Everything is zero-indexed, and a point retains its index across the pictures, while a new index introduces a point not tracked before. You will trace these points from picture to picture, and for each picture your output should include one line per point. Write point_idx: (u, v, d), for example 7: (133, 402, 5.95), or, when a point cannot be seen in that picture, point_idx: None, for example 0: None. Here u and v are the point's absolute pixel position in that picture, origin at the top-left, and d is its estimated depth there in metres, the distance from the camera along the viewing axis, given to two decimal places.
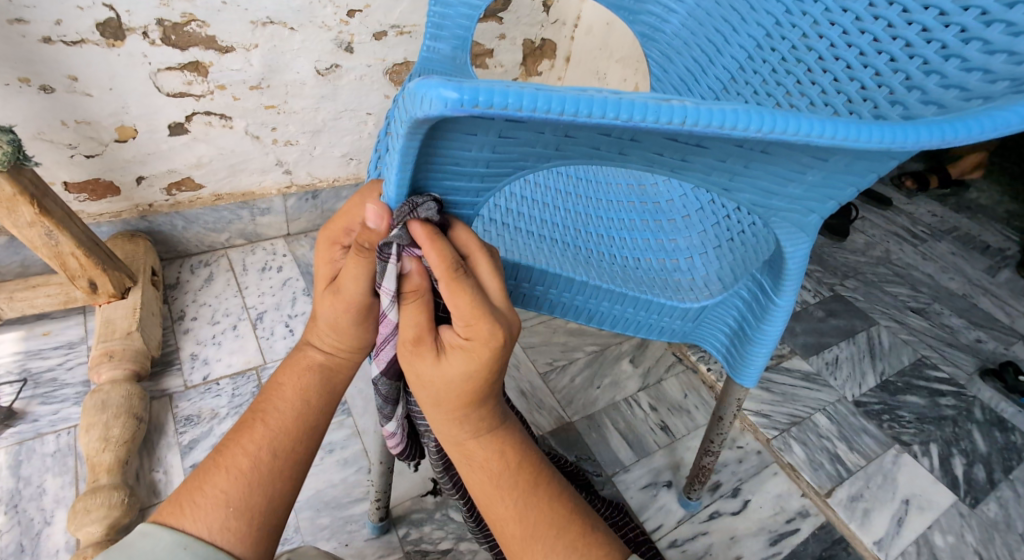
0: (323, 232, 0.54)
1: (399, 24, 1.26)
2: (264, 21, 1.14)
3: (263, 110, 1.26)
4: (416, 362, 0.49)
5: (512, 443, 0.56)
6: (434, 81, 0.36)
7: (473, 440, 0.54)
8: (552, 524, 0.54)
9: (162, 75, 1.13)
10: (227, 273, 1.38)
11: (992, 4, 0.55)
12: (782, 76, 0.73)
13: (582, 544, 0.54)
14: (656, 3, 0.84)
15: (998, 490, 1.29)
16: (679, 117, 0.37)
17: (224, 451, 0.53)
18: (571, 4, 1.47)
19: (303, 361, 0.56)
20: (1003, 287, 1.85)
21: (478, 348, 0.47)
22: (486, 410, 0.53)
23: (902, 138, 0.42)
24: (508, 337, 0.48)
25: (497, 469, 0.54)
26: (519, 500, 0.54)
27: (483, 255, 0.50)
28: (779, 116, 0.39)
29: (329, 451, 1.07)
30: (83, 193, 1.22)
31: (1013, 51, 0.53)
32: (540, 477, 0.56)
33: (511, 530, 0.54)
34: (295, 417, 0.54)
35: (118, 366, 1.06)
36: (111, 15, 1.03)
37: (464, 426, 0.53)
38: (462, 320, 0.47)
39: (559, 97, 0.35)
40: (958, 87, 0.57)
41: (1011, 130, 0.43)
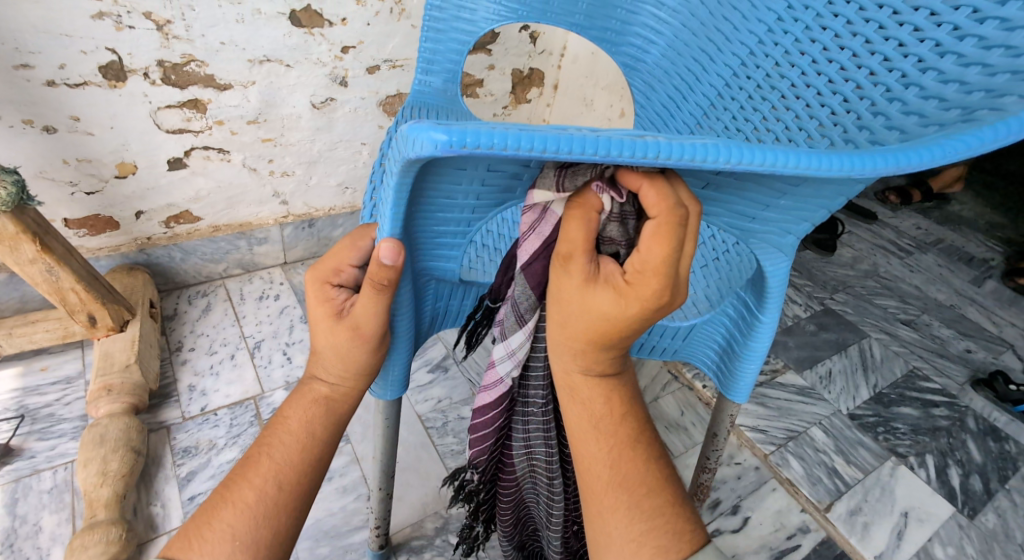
0: (313, 272, 0.52)
1: (392, 58, 1.30)
2: (261, 59, 1.17)
3: (260, 143, 1.28)
4: (563, 278, 0.48)
5: (622, 392, 0.55)
6: (425, 124, 0.38)
7: (581, 376, 0.53)
8: (643, 482, 0.53)
9: (162, 113, 1.16)
10: (225, 303, 1.39)
11: (945, 37, 0.58)
12: (758, 102, 0.76)
13: (671, 512, 0.53)
14: (637, 35, 0.90)
15: (995, 500, 1.30)
16: (653, 151, 0.39)
17: (228, 486, 0.51)
18: (557, 35, 1.53)
19: (308, 395, 0.53)
20: (990, 296, 1.88)
21: (632, 297, 0.46)
22: (609, 354, 0.51)
23: (861, 166, 0.43)
24: (668, 305, 0.47)
25: (599, 410, 0.54)
26: (614, 447, 0.54)
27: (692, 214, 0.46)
28: (744, 148, 0.40)
29: (327, 479, 1.08)
30: (83, 228, 1.23)
31: (964, 81, 0.56)
32: (642, 432, 0.55)
33: (599, 472, 0.53)
34: (298, 449, 0.52)
35: (116, 400, 1.07)
36: (114, 57, 1.06)
37: (579, 358, 0.52)
38: (645, 263, 0.45)
39: (540, 136, 0.37)
40: (916, 115, 0.60)
41: (962, 156, 0.44)
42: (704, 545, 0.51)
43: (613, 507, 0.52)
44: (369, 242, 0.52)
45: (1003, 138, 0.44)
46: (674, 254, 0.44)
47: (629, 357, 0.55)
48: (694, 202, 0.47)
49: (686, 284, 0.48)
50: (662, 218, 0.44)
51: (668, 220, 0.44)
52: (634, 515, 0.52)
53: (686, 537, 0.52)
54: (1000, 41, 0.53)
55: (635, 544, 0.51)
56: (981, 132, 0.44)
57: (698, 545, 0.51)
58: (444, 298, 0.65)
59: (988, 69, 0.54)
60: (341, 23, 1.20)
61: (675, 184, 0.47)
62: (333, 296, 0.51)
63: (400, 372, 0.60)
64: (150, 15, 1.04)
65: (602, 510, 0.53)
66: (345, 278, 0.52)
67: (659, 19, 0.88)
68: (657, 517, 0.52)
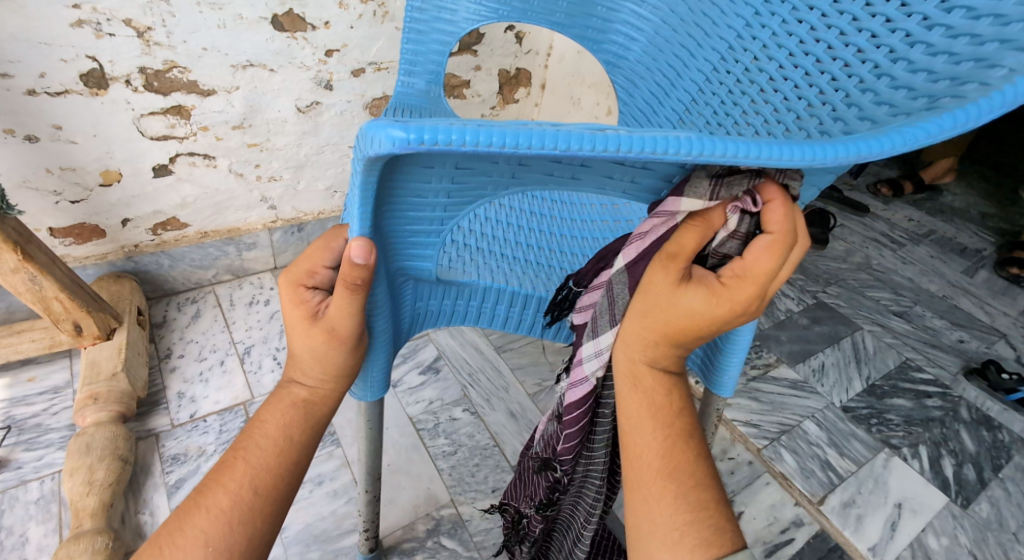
0: (286, 275, 0.52)
1: (377, 61, 1.30)
2: (244, 64, 1.16)
3: (246, 148, 1.28)
4: (656, 275, 0.52)
5: (682, 391, 0.56)
6: (382, 122, 0.38)
7: (648, 368, 0.55)
8: (694, 478, 0.53)
9: (145, 119, 1.15)
10: (215, 309, 1.39)
11: (916, 27, 0.57)
12: (738, 97, 0.76)
13: (713, 511, 0.52)
14: (620, 32, 0.91)
15: (989, 489, 1.30)
16: (613, 145, 0.38)
17: (203, 490, 0.51)
18: (543, 35, 1.54)
19: (286, 398, 0.53)
20: (982, 286, 1.89)
21: (726, 299, 0.50)
22: (679, 354, 0.55)
23: (823, 155, 0.43)
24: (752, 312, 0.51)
25: (658, 401, 0.55)
26: (667, 438, 0.54)
27: (799, 245, 0.52)
28: (706, 140, 0.40)
29: (319, 483, 1.08)
30: (69, 237, 1.23)
31: (932, 70, 0.55)
32: (698, 430, 0.56)
33: (648, 460, 0.54)
34: (276, 453, 0.51)
35: (103, 408, 1.07)
36: (94, 65, 1.05)
37: (649, 351, 0.54)
38: (747, 270, 0.49)
39: (498, 131, 0.37)
40: (886, 104, 0.59)
41: (922, 144, 0.44)
42: (746, 548, 0.51)
43: (660, 494, 0.53)
44: (342, 243, 0.52)
45: (963, 124, 0.43)
46: (774, 270, 0.49)
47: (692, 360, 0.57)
48: (798, 229, 0.51)
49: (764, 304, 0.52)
50: (779, 236, 0.48)
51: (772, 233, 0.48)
52: (680, 505, 0.52)
53: (729, 537, 0.51)
54: (967, 30, 0.53)
55: (677, 534, 0.51)
56: (943, 119, 0.44)
57: (737, 547, 0.51)
58: (425, 297, 0.65)
59: (953, 58, 0.54)
60: (324, 26, 1.20)
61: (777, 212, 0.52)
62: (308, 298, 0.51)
63: (380, 372, 0.60)
64: (130, 22, 1.03)
65: (647, 497, 0.53)
66: (318, 279, 0.52)
67: (639, 16, 0.88)
68: (701, 514, 0.52)
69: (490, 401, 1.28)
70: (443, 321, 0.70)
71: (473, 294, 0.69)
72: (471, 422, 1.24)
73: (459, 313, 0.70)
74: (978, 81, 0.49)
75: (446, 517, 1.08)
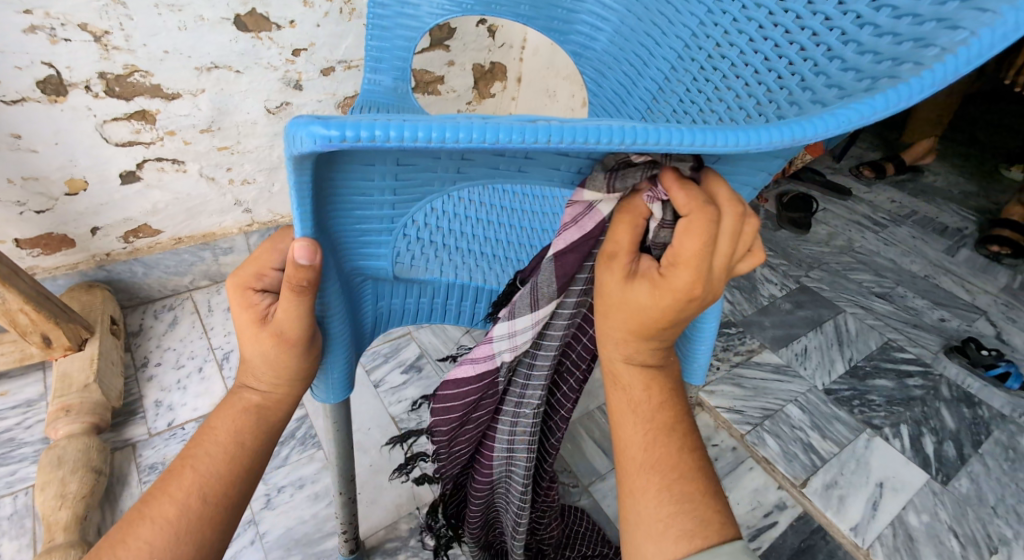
0: (232, 279, 0.52)
1: (346, 59, 1.29)
2: (209, 66, 1.15)
3: (216, 151, 1.27)
4: (606, 276, 0.52)
5: (665, 380, 0.57)
6: (303, 120, 0.38)
7: (623, 363, 0.55)
8: (677, 469, 0.53)
9: (109, 126, 1.13)
10: (192, 315, 1.38)
11: (865, 9, 0.58)
12: (702, 84, 0.75)
13: (700, 501, 0.52)
14: (586, 22, 0.90)
15: (969, 465, 1.31)
16: (543, 136, 0.39)
17: (149, 500, 0.50)
18: (516, 28, 1.53)
19: (237, 404, 0.53)
20: (963, 265, 1.90)
21: (666, 290, 0.48)
22: (650, 345, 0.54)
23: (757, 140, 0.44)
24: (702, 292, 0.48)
25: (637, 397, 0.55)
26: (649, 432, 0.55)
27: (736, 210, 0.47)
28: (640, 128, 0.41)
29: (300, 487, 1.07)
30: (36, 248, 1.21)
31: (877, 51, 0.55)
32: (682, 419, 0.56)
33: (632, 455, 0.55)
34: (226, 460, 0.51)
35: (75, 420, 1.06)
36: (51, 72, 1.03)
37: (619, 347, 0.55)
38: (680, 253, 0.47)
39: (422, 126, 0.37)
40: (836, 87, 0.57)
41: (856, 125, 0.46)
42: (735, 538, 0.51)
43: (643, 488, 0.53)
44: (287, 243, 0.54)
45: (894, 104, 0.46)
46: (706, 249, 0.47)
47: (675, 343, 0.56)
48: (734, 196, 0.48)
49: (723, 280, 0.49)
50: (692, 215, 0.46)
51: (695, 210, 0.46)
52: (665, 497, 0.52)
53: (716, 526, 0.51)
54: (909, 10, 0.54)
55: (662, 524, 0.51)
56: (875, 100, 0.46)
57: (724, 537, 0.51)
58: (386, 297, 0.66)
59: (896, 38, 0.54)
60: (289, 25, 1.18)
61: (717, 181, 0.49)
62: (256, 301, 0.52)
63: (340, 372, 0.62)
64: (86, 26, 1.02)
65: (632, 490, 0.54)
66: (267, 282, 0.53)
67: (603, 6, 0.88)
68: (688, 505, 0.52)
69: None
70: (409, 319, 0.71)
71: (435, 291, 0.71)
72: None
73: (422, 311, 0.71)
74: (915, 60, 0.50)
75: None
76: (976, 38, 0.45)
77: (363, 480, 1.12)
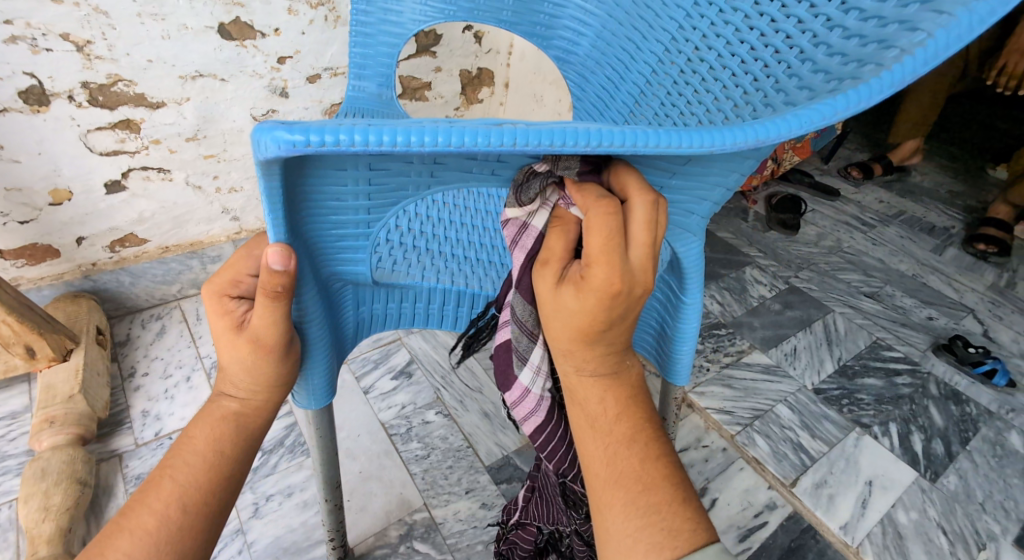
0: (208, 286, 0.53)
1: (332, 66, 1.30)
2: (193, 74, 1.15)
3: (203, 160, 1.26)
4: (539, 282, 0.52)
5: (620, 388, 0.54)
6: (269, 125, 0.39)
7: (575, 375, 0.53)
8: (641, 480, 0.50)
9: (93, 135, 1.13)
10: (181, 324, 1.37)
11: (834, 11, 0.58)
12: (682, 87, 0.75)
13: (667, 511, 0.49)
14: (568, 27, 0.91)
15: (957, 462, 1.32)
16: (508, 138, 0.41)
17: (127, 513, 0.50)
18: (502, 34, 1.54)
19: (215, 412, 0.53)
20: (950, 264, 1.92)
21: (588, 290, 0.47)
22: (594, 350, 0.52)
23: (722, 141, 0.46)
24: (626, 284, 0.47)
25: (595, 407, 0.53)
26: (608, 444, 0.52)
27: (645, 202, 0.48)
28: (605, 131, 0.43)
29: (288, 495, 1.07)
30: (21, 258, 1.21)
31: (845, 53, 0.56)
32: (642, 426, 0.53)
33: (595, 470, 0.52)
34: (206, 469, 0.51)
35: (60, 432, 1.05)
36: (33, 82, 1.03)
37: (567, 359, 0.53)
38: (593, 251, 0.47)
39: (388, 130, 0.39)
40: (807, 89, 0.58)
41: (819, 126, 0.47)
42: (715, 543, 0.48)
43: (610, 504, 0.50)
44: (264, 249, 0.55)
45: (856, 103, 0.46)
46: (613, 241, 0.46)
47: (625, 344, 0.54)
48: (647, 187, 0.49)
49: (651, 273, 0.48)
50: (604, 209, 0.47)
51: (602, 207, 0.47)
52: (632, 513, 0.49)
53: (686, 536, 0.48)
54: (875, 12, 0.55)
55: (630, 540, 0.48)
56: (837, 101, 0.47)
57: (699, 546, 0.47)
58: (368, 302, 0.67)
59: (863, 40, 0.55)
60: (274, 33, 1.19)
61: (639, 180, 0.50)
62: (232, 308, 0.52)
63: (323, 378, 0.62)
64: (68, 36, 1.02)
65: (600, 509, 0.51)
66: (244, 289, 0.53)
67: (585, 10, 0.89)
68: (658, 516, 0.49)
69: (463, 402, 1.28)
70: (393, 324, 0.71)
71: (418, 295, 0.70)
72: (445, 424, 1.24)
73: (406, 315, 0.71)
74: (876, 61, 0.51)
75: (419, 522, 1.08)
76: (932, 39, 0.46)
77: (353, 487, 1.11)
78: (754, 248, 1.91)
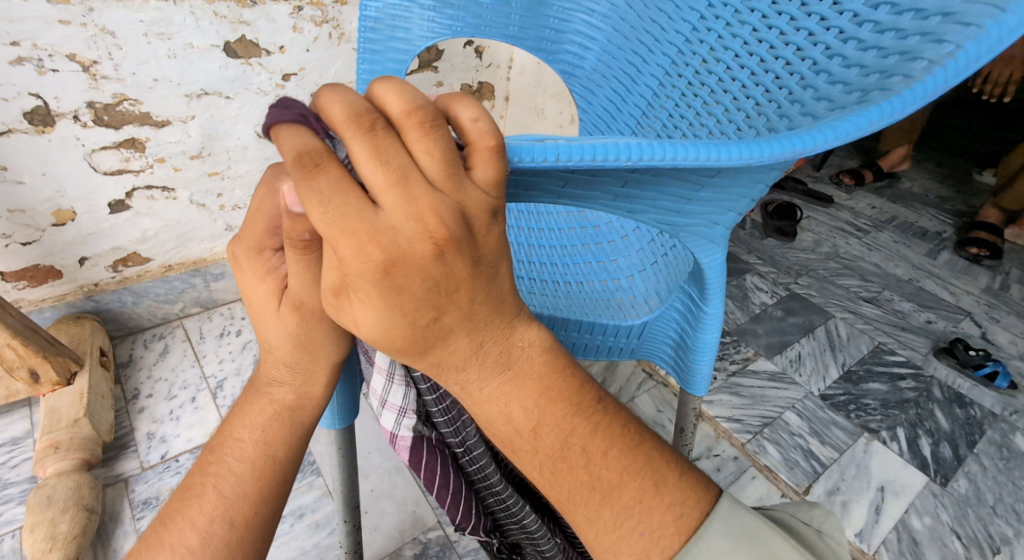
0: (240, 242, 0.49)
1: (336, 83, 1.30)
2: (198, 93, 1.14)
3: (206, 177, 1.26)
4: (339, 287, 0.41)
5: (523, 388, 0.42)
6: None
7: (465, 390, 0.42)
8: (597, 490, 0.42)
9: (97, 155, 1.12)
10: (184, 343, 1.35)
11: (847, 23, 0.58)
12: (691, 99, 0.76)
13: (641, 510, 0.42)
14: (573, 41, 0.91)
15: (965, 465, 1.32)
16: (553, 155, 0.41)
17: (171, 526, 0.49)
18: (502, 48, 1.54)
19: (268, 409, 0.50)
20: (945, 267, 1.94)
21: (358, 283, 0.36)
22: (452, 351, 0.40)
23: (755, 154, 0.46)
24: (387, 256, 0.35)
25: (505, 430, 0.42)
26: (543, 464, 0.42)
27: (356, 135, 0.35)
28: (646, 145, 0.44)
29: (298, 516, 1.05)
30: (22, 280, 1.19)
31: (864, 64, 0.56)
32: (571, 425, 0.42)
33: (546, 492, 0.44)
34: (254, 477, 0.50)
35: (65, 458, 1.03)
36: (39, 103, 1.02)
37: (436, 373, 0.42)
38: (331, 233, 0.35)
39: None
40: (825, 99, 0.59)
41: (854, 136, 0.47)
42: (707, 520, 0.43)
43: (579, 524, 0.43)
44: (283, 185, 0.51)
45: (889, 115, 0.47)
46: (337, 210, 0.35)
47: (483, 326, 0.40)
48: (357, 106, 0.35)
49: (418, 213, 0.35)
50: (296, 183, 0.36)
51: (303, 178, 0.35)
52: (603, 530, 0.42)
53: (674, 527, 0.42)
54: (892, 24, 0.55)
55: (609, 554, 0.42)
56: (870, 112, 0.47)
57: (690, 534, 0.43)
58: None
59: (882, 52, 0.55)
60: (279, 51, 1.18)
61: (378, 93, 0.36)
62: (274, 264, 0.49)
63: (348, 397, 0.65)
64: (74, 56, 1.01)
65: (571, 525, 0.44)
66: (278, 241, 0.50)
67: (590, 25, 0.89)
68: (634, 522, 0.42)
69: None
70: None
71: None
72: None
73: None
74: (902, 73, 0.51)
75: (433, 540, 1.06)
76: (961, 51, 0.46)
77: (365, 506, 1.10)
78: (753, 255, 1.92)
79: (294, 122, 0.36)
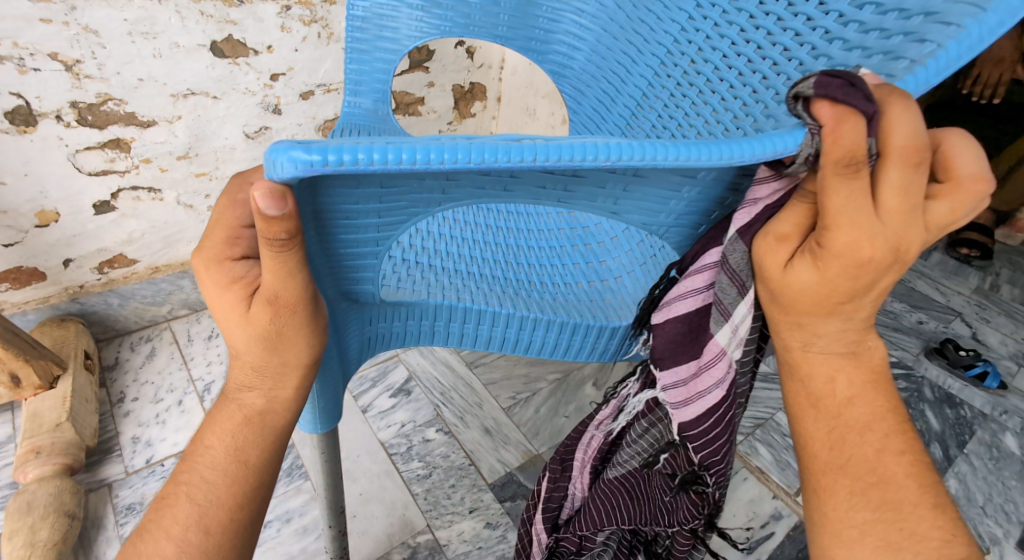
0: (201, 254, 0.49)
1: (325, 83, 1.29)
2: (185, 92, 1.13)
3: (194, 178, 1.24)
4: (765, 253, 0.50)
5: (857, 368, 0.52)
6: (285, 145, 0.37)
7: (800, 350, 0.52)
8: (877, 472, 0.49)
9: (81, 155, 1.11)
10: (171, 346, 1.34)
11: (833, 24, 0.58)
12: (679, 100, 0.75)
13: (909, 514, 0.48)
14: (563, 40, 0.90)
15: (955, 465, 1.32)
16: (528, 155, 0.40)
17: (145, 537, 0.48)
18: (495, 48, 1.54)
19: (238, 414, 0.50)
20: (936, 267, 1.94)
21: (829, 260, 0.45)
22: (831, 325, 0.50)
23: (740, 153, 0.43)
24: (873, 256, 0.45)
25: (822, 392, 0.52)
26: (835, 429, 0.51)
27: (904, 165, 0.42)
28: (624, 144, 0.42)
29: (285, 521, 1.04)
30: (5, 282, 1.17)
31: (848, 65, 0.56)
32: (882, 414, 0.51)
33: (817, 454, 0.52)
34: (226, 484, 0.49)
35: (46, 463, 1.01)
36: (20, 102, 1.00)
37: (795, 334, 0.52)
38: (836, 217, 0.43)
39: (406, 148, 0.38)
40: None
41: None
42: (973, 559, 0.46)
43: (830, 498, 0.50)
44: (247, 193, 0.50)
45: None
46: (856, 207, 0.43)
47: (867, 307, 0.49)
48: (916, 140, 0.42)
49: (906, 235, 0.45)
50: (830, 171, 0.42)
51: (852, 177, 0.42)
52: (851, 507, 0.49)
53: (931, 545, 0.46)
54: (876, 24, 0.54)
55: (856, 531, 0.48)
56: None
57: (946, 558, 0.46)
58: (374, 322, 0.67)
59: (866, 52, 0.55)
60: (267, 50, 1.18)
61: None
62: (237, 273, 0.49)
63: (328, 401, 0.63)
64: (56, 55, 0.99)
65: (818, 497, 0.51)
66: (241, 248, 0.50)
67: (580, 25, 0.88)
68: (897, 519, 0.48)
69: (464, 419, 1.26)
70: (405, 341, 0.72)
71: (423, 313, 0.69)
72: (445, 442, 1.21)
73: (413, 333, 0.70)
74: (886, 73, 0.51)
75: (423, 544, 1.05)
76: (942, 51, 0.46)
77: (352, 510, 1.09)
78: None
79: (862, 115, 0.41)
